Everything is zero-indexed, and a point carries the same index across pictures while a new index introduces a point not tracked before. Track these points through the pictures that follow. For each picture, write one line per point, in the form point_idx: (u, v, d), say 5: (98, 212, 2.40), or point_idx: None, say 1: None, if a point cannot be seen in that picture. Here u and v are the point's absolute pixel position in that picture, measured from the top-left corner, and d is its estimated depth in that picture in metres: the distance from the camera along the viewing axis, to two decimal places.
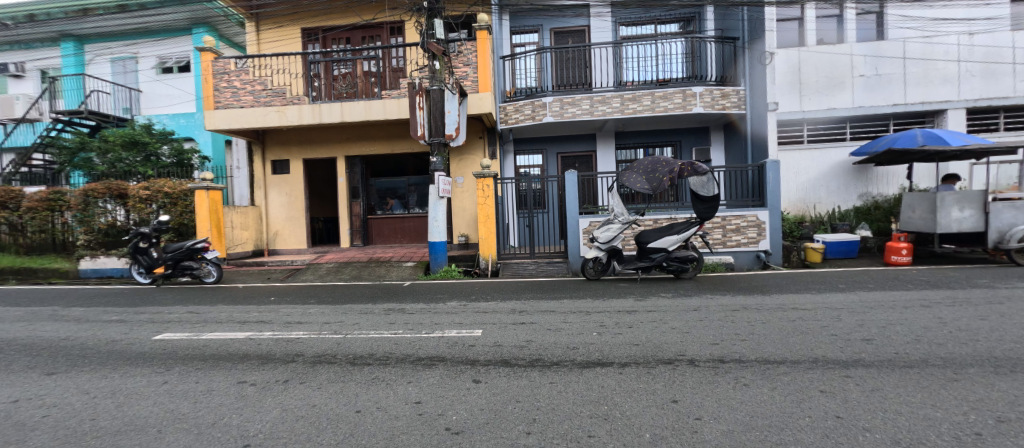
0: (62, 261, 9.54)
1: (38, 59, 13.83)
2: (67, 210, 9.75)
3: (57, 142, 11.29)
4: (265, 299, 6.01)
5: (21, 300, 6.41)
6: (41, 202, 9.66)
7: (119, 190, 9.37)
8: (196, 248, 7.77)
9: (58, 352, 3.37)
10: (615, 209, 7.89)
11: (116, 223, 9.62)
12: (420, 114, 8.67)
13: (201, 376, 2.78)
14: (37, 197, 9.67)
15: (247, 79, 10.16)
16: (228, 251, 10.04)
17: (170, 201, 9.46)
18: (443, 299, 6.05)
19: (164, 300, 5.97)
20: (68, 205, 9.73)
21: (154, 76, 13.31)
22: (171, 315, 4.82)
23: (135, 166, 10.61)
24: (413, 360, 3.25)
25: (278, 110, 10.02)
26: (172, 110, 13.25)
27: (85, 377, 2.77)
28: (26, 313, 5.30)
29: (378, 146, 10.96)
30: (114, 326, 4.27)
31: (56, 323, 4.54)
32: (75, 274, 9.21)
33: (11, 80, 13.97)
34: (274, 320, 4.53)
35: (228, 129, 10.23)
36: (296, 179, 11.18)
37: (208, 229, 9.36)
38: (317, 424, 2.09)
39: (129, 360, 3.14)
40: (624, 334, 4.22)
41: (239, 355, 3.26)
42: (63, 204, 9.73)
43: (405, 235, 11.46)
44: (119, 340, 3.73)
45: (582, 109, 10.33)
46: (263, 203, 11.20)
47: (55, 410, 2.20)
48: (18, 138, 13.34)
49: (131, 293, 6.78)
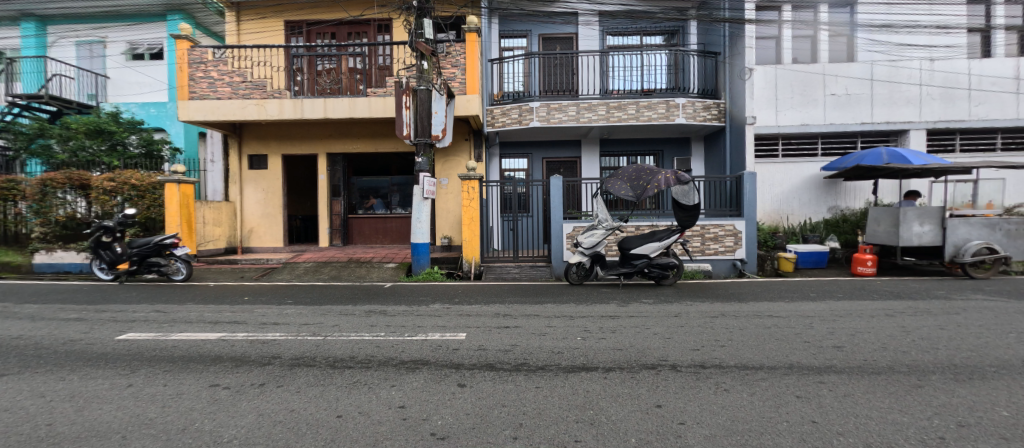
0: (14, 255, 8.90)
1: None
2: (21, 200, 9.10)
3: (13, 128, 10.54)
4: (238, 298, 5.76)
5: None
6: None
7: (81, 181, 8.82)
8: (165, 244, 7.40)
9: (11, 352, 3.14)
10: (600, 215, 7.96)
11: (76, 215, 9.05)
12: (406, 113, 8.56)
13: (170, 378, 2.62)
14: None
15: (225, 70, 9.78)
16: (198, 248, 9.59)
17: (137, 194, 8.97)
18: (426, 301, 5.95)
19: (128, 298, 5.64)
20: (23, 195, 9.07)
21: (124, 62, 12.65)
22: (135, 314, 4.53)
23: (100, 156, 10.03)
24: (396, 363, 3.17)
25: (258, 104, 9.68)
26: (142, 98, 12.58)
27: (41, 379, 2.57)
28: None
29: (362, 144, 10.76)
30: (72, 325, 4.00)
31: (6, 321, 4.22)
32: (29, 269, 8.61)
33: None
34: (248, 321, 4.34)
35: (203, 121, 9.79)
36: (274, 175, 10.81)
37: (178, 224, 8.94)
38: (296, 429, 2.02)
39: (87, 361, 2.93)
40: (608, 339, 4.25)
41: (211, 356, 3.10)
42: (17, 193, 9.08)
43: (386, 235, 11.25)
44: (78, 340, 3.48)
45: (569, 115, 10.44)
46: (238, 199, 10.75)
47: (7, 414, 2.03)
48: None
49: (91, 291, 6.37)
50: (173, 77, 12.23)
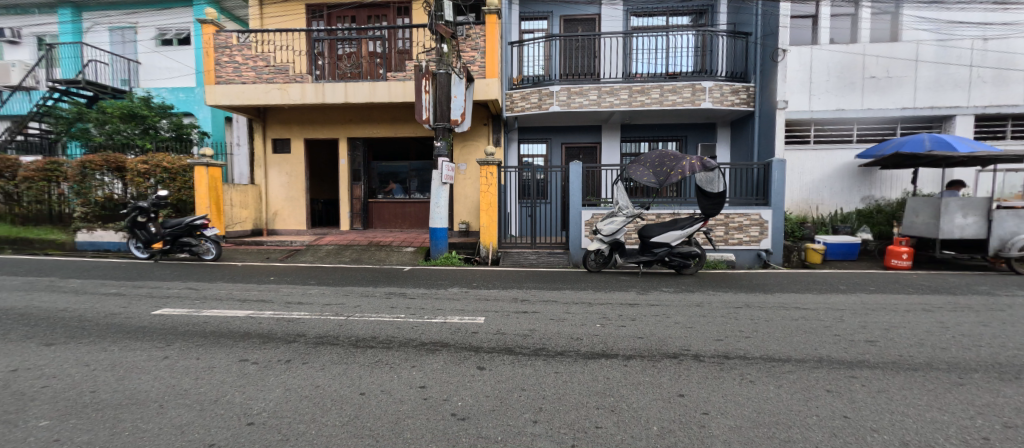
0: (59, 233, 9.42)
1: (36, 26, 13.44)
2: (64, 181, 9.58)
3: (55, 112, 11.06)
4: (265, 278, 5.97)
5: (19, 270, 6.33)
6: (37, 172, 9.51)
7: (117, 163, 9.23)
8: (195, 225, 7.67)
9: (59, 323, 3.34)
10: (620, 202, 7.80)
11: (114, 197, 9.48)
12: (426, 97, 8.51)
13: (203, 352, 2.73)
14: (33, 167, 9.52)
15: (249, 54, 9.92)
16: (227, 229, 9.94)
17: (169, 177, 9.32)
18: (444, 285, 6.03)
19: (163, 275, 5.92)
20: (65, 176, 9.54)
21: (153, 47, 12.99)
22: (170, 291, 4.76)
23: (133, 139, 10.44)
24: (417, 344, 3.20)
25: (281, 88, 9.78)
26: (172, 83, 12.96)
27: (85, 349, 2.71)
28: (23, 282, 5.24)
29: (381, 129, 10.80)
30: (113, 300, 4.23)
31: (54, 294, 4.49)
32: (72, 247, 9.11)
33: (7, 47, 13.70)
34: (274, 299, 4.48)
35: (229, 106, 9.99)
36: (297, 159, 11.01)
37: (208, 206, 9.25)
38: (320, 404, 2.08)
39: (126, 334, 3.08)
40: (628, 327, 4.18)
41: (240, 333, 3.21)
42: (60, 175, 9.56)
43: (405, 220, 11.37)
44: (118, 314, 3.67)
45: (589, 99, 10.17)
46: (263, 183, 11.02)
47: (55, 381, 2.16)
48: (10, 106, 12.93)
49: (129, 268, 6.70)
50: (200, 62, 12.55)
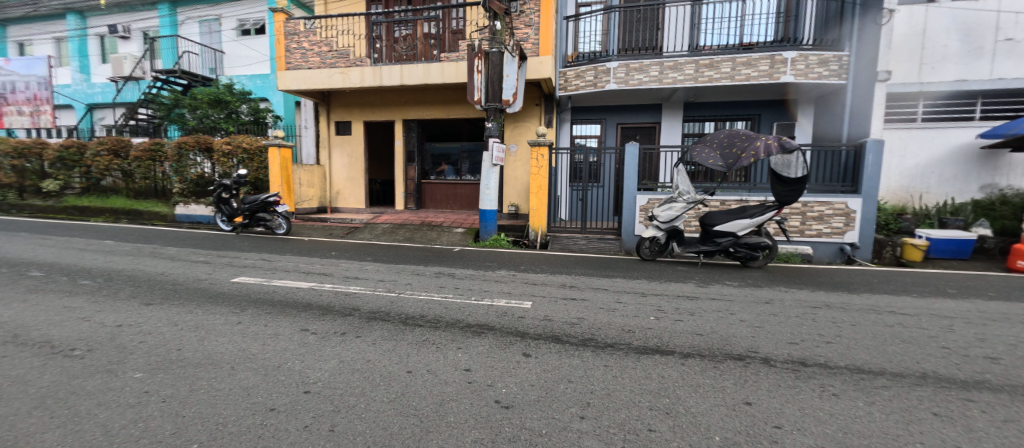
0: (162, 206, 10.83)
1: (137, 20, 14.82)
2: (165, 160, 10.93)
3: (157, 99, 12.56)
4: (327, 252, 6.40)
5: (132, 237, 7.37)
6: (144, 153, 10.92)
7: (206, 144, 10.36)
8: (269, 202, 8.40)
9: (158, 285, 3.82)
10: (681, 187, 7.27)
11: (204, 175, 10.68)
12: (477, 77, 8.38)
13: (270, 320, 2.95)
14: (141, 147, 10.96)
15: (315, 40, 10.46)
16: (296, 206, 10.81)
17: (247, 157, 10.29)
18: (492, 267, 6.05)
19: (243, 247, 6.58)
20: (165, 156, 10.88)
21: (234, 37, 14.20)
22: (247, 261, 5.26)
23: (220, 122, 11.69)
24: (463, 326, 3.21)
25: (342, 72, 10.21)
26: (248, 70, 14.18)
27: (176, 310, 3.05)
28: (135, 248, 6.09)
29: (434, 110, 10.94)
30: (201, 267, 4.76)
31: (158, 259, 5.17)
32: (172, 218, 10.41)
33: (120, 42, 15.22)
34: (334, 274, 4.77)
35: (298, 90, 10.66)
36: (357, 141, 11.57)
37: (280, 185, 10.11)
38: (370, 379, 2.13)
39: (209, 298, 3.42)
40: (686, 322, 3.87)
41: (303, 303, 3.44)
42: (161, 155, 10.91)
43: (456, 201, 11.59)
44: (203, 280, 4.09)
45: (650, 76, 9.43)
46: (327, 163, 11.80)
47: (150, 337, 2.45)
48: (124, 94, 14.95)
49: (216, 239, 7.54)
50: (273, 49, 13.55)
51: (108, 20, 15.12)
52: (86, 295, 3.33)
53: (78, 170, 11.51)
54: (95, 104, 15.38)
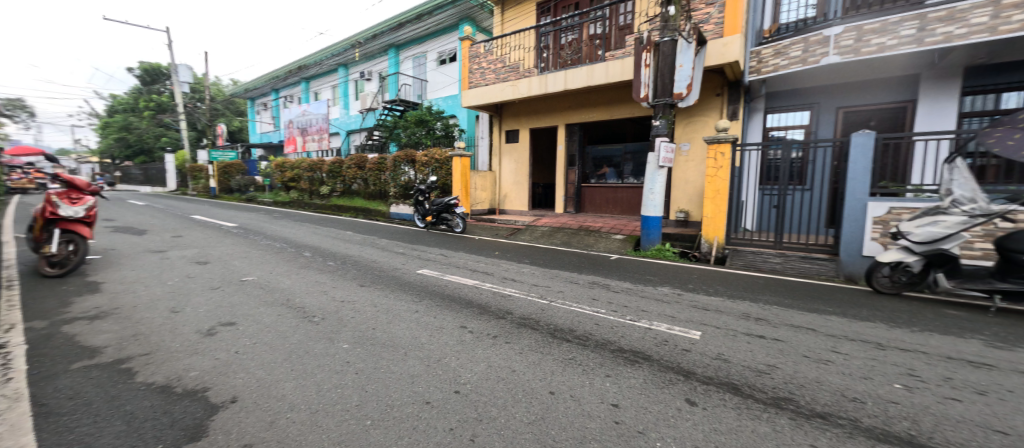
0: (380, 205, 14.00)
1: (375, 65, 19.33)
2: (385, 170, 14.09)
3: (383, 123, 16.40)
4: (492, 252, 7.03)
5: (360, 228, 9.64)
6: (373, 165, 14.34)
7: (411, 157, 13.02)
8: (450, 204, 9.93)
9: (372, 269, 4.90)
10: (963, 192, 4.76)
11: (410, 181, 13.14)
12: (645, 72, 7.74)
13: (440, 312, 3.35)
14: (372, 161, 14.43)
15: (492, 59, 11.77)
16: (472, 207, 12.44)
17: (438, 166, 12.31)
18: (652, 281, 5.38)
19: (431, 242, 7.86)
20: (386, 167, 14.03)
21: (435, 67, 17.26)
22: (432, 255, 6.24)
23: (422, 139, 14.46)
24: (615, 350, 2.89)
25: (513, 85, 11.14)
26: (442, 92, 17.08)
27: (378, 293, 3.81)
28: (363, 237, 8.02)
29: (597, 112, 10.71)
30: (401, 257, 5.89)
31: (375, 248, 6.66)
32: (387, 215, 13.35)
33: (367, 83, 19.67)
34: (495, 273, 5.15)
35: (477, 105, 12.20)
36: (523, 147, 12.44)
37: (460, 189, 11.83)
38: (513, 392, 2.11)
39: (400, 286, 4.16)
40: (975, 406, 2.46)
41: (466, 300, 3.79)
42: (384, 166, 14.12)
43: (616, 206, 11.07)
44: (399, 269, 5.00)
45: (905, 35, 6.62)
46: (497, 169, 13.17)
47: (358, 314, 3.12)
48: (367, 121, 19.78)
49: (412, 234, 9.21)
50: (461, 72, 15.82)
51: (358, 69, 20.17)
52: (329, 273, 4.49)
53: (339, 180, 15.56)
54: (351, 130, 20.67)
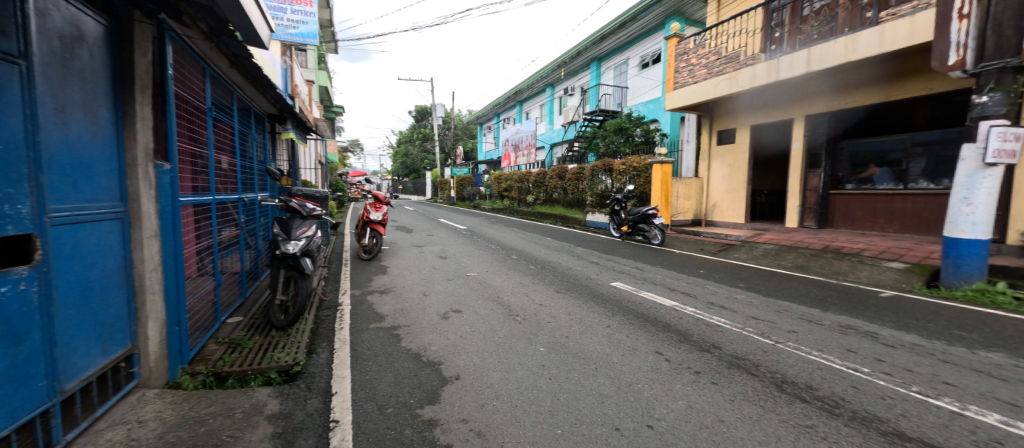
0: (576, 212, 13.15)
1: (577, 80, 19.03)
2: (584, 178, 13.12)
3: (584, 134, 15.64)
4: (696, 270, 6.04)
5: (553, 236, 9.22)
6: (571, 174, 13.63)
7: (608, 165, 11.76)
8: (648, 214, 8.53)
9: (566, 277, 5.01)
10: None
11: (606, 190, 11.72)
12: (959, 26, 4.88)
13: (633, 332, 3.11)
14: (571, 170, 13.76)
15: (703, 53, 10.22)
16: (672, 218, 10.46)
17: (637, 174, 10.75)
18: (982, 343, 3.32)
19: (624, 252, 7.25)
20: (584, 176, 13.10)
21: (636, 72, 15.44)
22: (626, 267, 5.81)
23: (619, 147, 13.51)
24: (889, 432, 1.91)
25: (730, 77, 9.35)
26: (644, 98, 15.04)
27: (571, 302, 3.89)
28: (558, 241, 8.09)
29: (861, 94, 7.89)
30: (593, 267, 5.75)
31: (568, 254, 6.66)
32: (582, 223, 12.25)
33: (569, 98, 20.01)
34: (699, 297, 4.40)
35: (683, 107, 10.83)
36: (740, 149, 10.05)
37: (659, 198, 10.04)
38: (717, 440, 1.77)
39: (592, 296, 4.13)
40: None
41: (663, 323, 3.36)
42: (583, 176, 13.22)
43: (891, 220, 7.89)
44: (593, 278, 4.96)
45: None
46: (705, 176, 10.98)
47: (555, 319, 3.36)
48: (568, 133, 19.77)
49: (604, 243, 8.35)
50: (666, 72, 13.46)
51: (562, 86, 20.58)
52: (530, 276, 5.00)
53: (542, 189, 15.55)
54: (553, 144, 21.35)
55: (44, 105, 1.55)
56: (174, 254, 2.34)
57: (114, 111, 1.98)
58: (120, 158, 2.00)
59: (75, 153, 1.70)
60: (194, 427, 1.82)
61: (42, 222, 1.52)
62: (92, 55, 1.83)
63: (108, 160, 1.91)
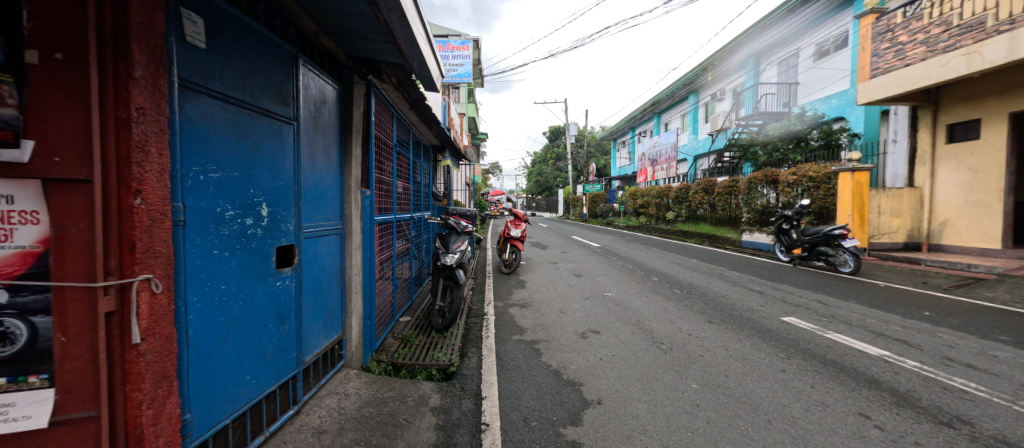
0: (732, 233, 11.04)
1: (728, 82, 16.44)
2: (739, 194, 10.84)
3: (738, 142, 13.02)
4: (916, 308, 4.41)
5: (706, 257, 8.17)
6: (723, 189, 11.46)
7: (772, 177, 9.27)
8: (834, 235, 6.37)
9: (720, 306, 4.33)
10: None
11: (769, 205, 9.63)
12: None
13: (821, 383, 2.46)
14: (722, 184, 11.53)
15: (918, 26, 7.09)
16: (872, 239, 7.85)
17: (813, 184, 8.33)
18: None
19: (798, 281, 5.79)
20: (739, 191, 10.77)
21: (812, 63, 12.00)
22: (801, 300, 4.63)
23: (787, 154, 10.44)
24: None
25: (967, 52, 6.31)
26: (825, 93, 11.54)
27: (728, 336, 3.35)
28: (709, 265, 7.07)
29: None
30: (754, 296, 4.79)
31: (720, 280, 5.72)
32: (739, 244, 10.18)
33: (718, 103, 17.37)
34: (927, 348, 3.09)
35: (885, 99, 7.85)
36: (988, 144, 6.97)
37: (849, 215, 7.60)
38: None
39: (757, 331, 3.48)
40: None
41: (865, 376, 2.57)
42: (736, 190, 10.94)
43: None
44: (756, 310, 4.17)
45: None
46: (925, 184, 7.91)
47: (707, 353, 2.97)
48: (716, 143, 17.29)
49: (772, 269, 6.85)
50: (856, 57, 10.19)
51: (711, 90, 18.02)
52: (675, 301, 4.53)
53: (685, 205, 14.07)
54: (698, 156, 19.11)
55: (304, 151, 2.17)
56: (371, 262, 2.95)
57: (341, 151, 2.63)
58: (342, 187, 2.65)
59: (318, 183, 2.33)
60: (380, 406, 2.21)
61: (300, 235, 2.11)
62: (330, 112, 2.49)
63: (336, 188, 2.55)
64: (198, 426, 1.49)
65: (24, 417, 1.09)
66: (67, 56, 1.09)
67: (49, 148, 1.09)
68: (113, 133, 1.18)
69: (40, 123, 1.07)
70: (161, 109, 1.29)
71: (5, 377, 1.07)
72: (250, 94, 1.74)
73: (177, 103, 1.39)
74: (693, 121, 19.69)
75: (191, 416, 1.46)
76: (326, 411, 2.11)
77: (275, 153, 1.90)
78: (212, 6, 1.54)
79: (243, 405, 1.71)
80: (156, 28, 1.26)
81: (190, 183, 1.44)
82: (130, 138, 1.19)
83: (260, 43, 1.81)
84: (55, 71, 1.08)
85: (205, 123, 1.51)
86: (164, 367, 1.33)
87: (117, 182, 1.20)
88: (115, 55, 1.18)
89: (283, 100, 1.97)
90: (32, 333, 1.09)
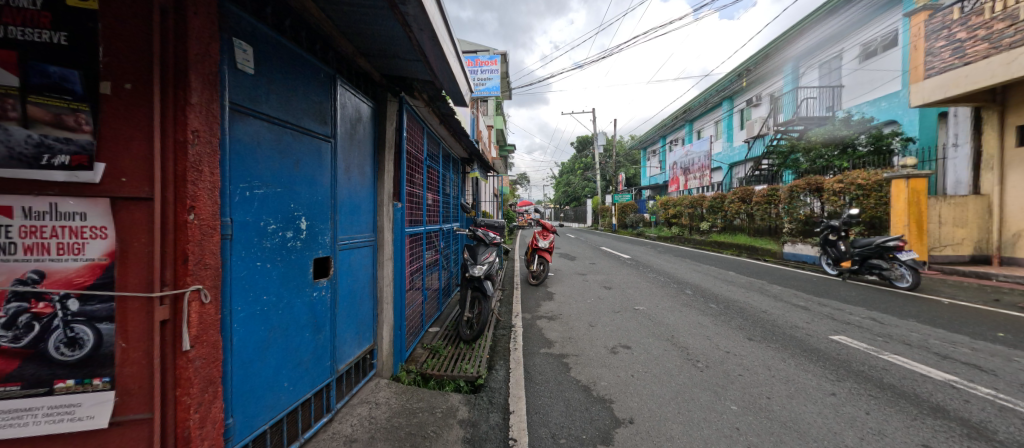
0: (772, 244, 10.50)
1: (766, 87, 15.86)
2: (779, 203, 10.24)
3: (776, 149, 12.42)
4: (989, 326, 3.96)
5: (745, 270, 7.78)
6: (761, 198, 10.93)
7: (817, 185, 8.74)
8: (887, 246, 5.91)
9: (762, 322, 4.08)
10: None
11: (813, 215, 9.11)
12: None
13: (879, 409, 2.26)
14: (760, 193, 10.98)
15: (978, 21, 6.54)
16: (931, 251, 7.22)
17: (862, 192, 7.77)
18: None
19: (849, 296, 5.38)
20: (780, 199, 10.19)
21: (858, 65, 11.33)
22: (852, 317, 4.29)
23: (833, 160, 9.82)
24: None
25: None
26: (874, 95, 10.84)
27: (771, 355, 3.15)
28: (748, 279, 6.70)
29: None
30: (799, 312, 4.47)
31: (760, 295, 5.41)
32: (780, 256, 9.67)
33: (754, 108, 16.85)
34: (1003, 373, 2.78)
35: (944, 100, 7.30)
36: None
37: (904, 226, 7.05)
38: None
39: (802, 350, 3.25)
40: None
41: (928, 403, 2.34)
42: (776, 199, 10.39)
43: None
44: (803, 328, 3.89)
45: None
46: (993, 191, 7.23)
47: (747, 373, 2.80)
48: (754, 151, 16.64)
49: (819, 283, 6.42)
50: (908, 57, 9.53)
51: (746, 96, 17.55)
52: (711, 317, 4.32)
53: (720, 215, 13.54)
54: (733, 164, 18.41)
55: (339, 167, 2.26)
56: (401, 274, 3.02)
57: (374, 167, 2.73)
58: (376, 199, 2.75)
59: (352, 197, 2.41)
60: (409, 417, 2.23)
61: (335, 247, 2.18)
62: (364, 128, 2.59)
63: (369, 201, 2.64)
64: (239, 431, 1.55)
65: (87, 417, 1.19)
66: (134, 86, 1.21)
67: (117, 170, 1.19)
68: (171, 155, 1.27)
69: (110, 147, 1.18)
70: (213, 131, 1.39)
71: (73, 378, 1.17)
72: (292, 114, 1.85)
73: (227, 125, 1.48)
74: (728, 128, 19.10)
75: (234, 421, 1.52)
76: (358, 419, 2.15)
77: (314, 168, 2.00)
78: (260, 34, 1.66)
79: (281, 411, 1.78)
80: (211, 57, 1.37)
81: (237, 199, 1.53)
82: (185, 159, 1.28)
83: (300, 65, 1.92)
84: (125, 99, 1.20)
85: (250, 142, 1.61)
86: (209, 374, 1.40)
87: (174, 200, 1.29)
88: (175, 82, 1.28)
89: (322, 119, 2.08)
90: (98, 339, 1.19)
